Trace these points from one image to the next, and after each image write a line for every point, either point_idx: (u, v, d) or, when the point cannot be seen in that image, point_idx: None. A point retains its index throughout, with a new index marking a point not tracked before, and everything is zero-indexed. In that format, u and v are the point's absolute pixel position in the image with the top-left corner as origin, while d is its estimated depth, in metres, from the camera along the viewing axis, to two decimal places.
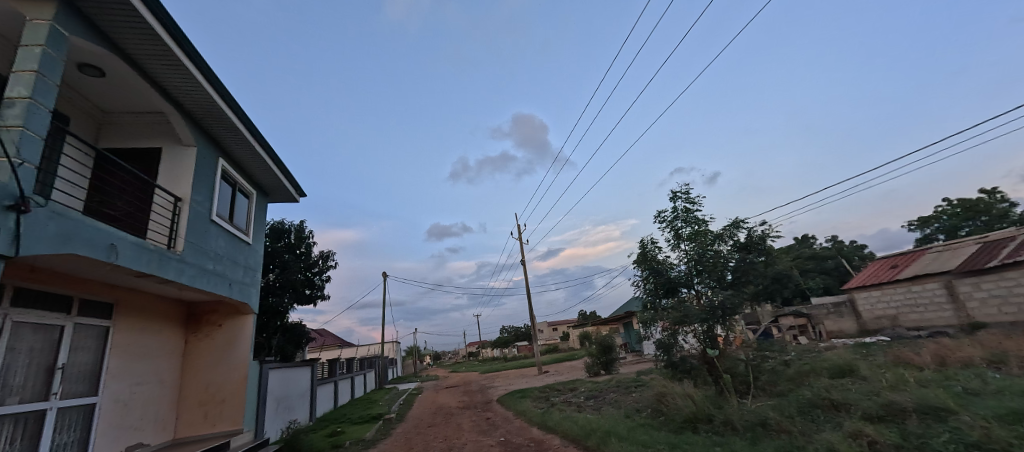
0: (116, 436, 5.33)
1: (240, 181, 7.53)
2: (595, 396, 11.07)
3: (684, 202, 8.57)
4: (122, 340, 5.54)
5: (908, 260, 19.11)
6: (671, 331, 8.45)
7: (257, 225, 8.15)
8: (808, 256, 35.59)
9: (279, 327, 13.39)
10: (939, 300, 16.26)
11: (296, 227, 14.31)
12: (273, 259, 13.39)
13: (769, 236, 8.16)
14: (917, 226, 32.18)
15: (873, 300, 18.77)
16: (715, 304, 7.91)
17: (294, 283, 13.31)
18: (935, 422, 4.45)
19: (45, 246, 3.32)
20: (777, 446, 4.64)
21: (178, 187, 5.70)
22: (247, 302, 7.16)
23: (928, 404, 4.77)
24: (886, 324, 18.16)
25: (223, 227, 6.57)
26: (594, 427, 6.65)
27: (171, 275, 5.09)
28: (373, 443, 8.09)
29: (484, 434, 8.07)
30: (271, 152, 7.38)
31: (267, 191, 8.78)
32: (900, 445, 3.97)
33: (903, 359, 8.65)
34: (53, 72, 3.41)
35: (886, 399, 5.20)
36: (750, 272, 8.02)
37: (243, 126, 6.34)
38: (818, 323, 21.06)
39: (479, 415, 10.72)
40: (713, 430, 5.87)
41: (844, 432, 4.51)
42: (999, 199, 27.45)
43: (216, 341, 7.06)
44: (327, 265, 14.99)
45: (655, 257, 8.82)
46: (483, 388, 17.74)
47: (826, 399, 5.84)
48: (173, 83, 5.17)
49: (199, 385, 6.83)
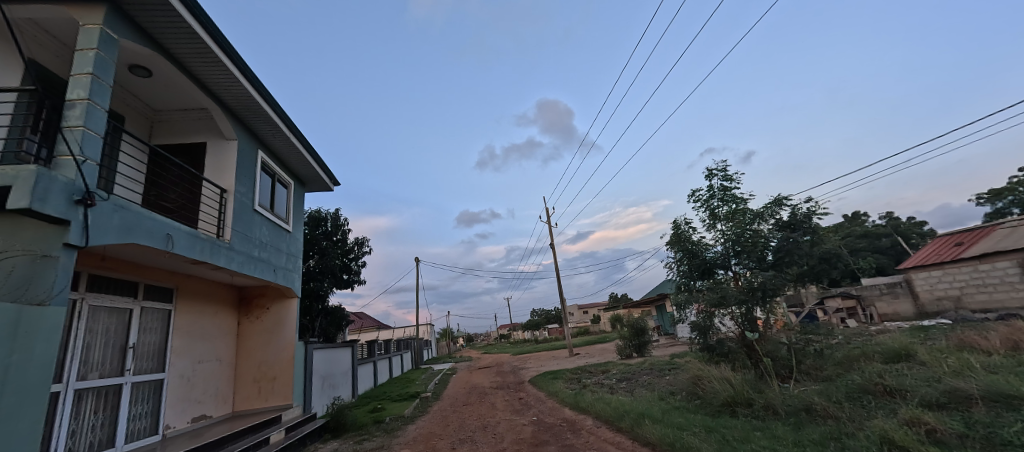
0: (183, 408, 5.85)
1: (279, 172, 7.85)
2: (628, 378, 11.05)
3: (720, 180, 8.20)
4: (183, 322, 6.02)
5: (976, 238, 17.42)
6: (706, 314, 8.15)
7: (296, 213, 8.52)
8: (858, 235, 33.37)
9: (321, 311, 14.18)
10: (1011, 281, 14.81)
11: (332, 215, 14.82)
12: (312, 245, 14.01)
13: (816, 213, 7.67)
14: (988, 199, 29.02)
15: (934, 280, 17.28)
16: (755, 285, 7.59)
17: (332, 269, 13.97)
18: (1006, 411, 4.08)
19: (110, 236, 3.60)
20: (824, 433, 4.43)
21: (223, 178, 6.00)
22: (291, 287, 7.56)
23: (999, 391, 4.39)
24: (949, 306, 16.77)
25: (265, 217, 6.91)
26: (627, 409, 6.63)
27: (222, 262, 5.43)
28: (411, 419, 8.47)
29: (517, 413, 8.29)
30: (305, 142, 7.62)
31: (304, 181, 9.14)
32: (964, 435, 3.69)
33: (967, 344, 7.96)
34: (106, 73, 3.64)
35: (948, 385, 4.83)
36: (794, 252, 7.59)
37: (278, 118, 6.56)
38: (869, 305, 19.57)
39: (512, 395, 10.97)
40: (752, 414, 5.68)
41: (899, 419, 4.23)
42: None
43: (266, 324, 7.53)
44: (362, 251, 15.56)
45: (689, 237, 8.50)
46: (515, 369, 18.13)
47: (879, 384, 5.50)
48: (214, 79, 5.39)
49: (254, 363, 7.36)
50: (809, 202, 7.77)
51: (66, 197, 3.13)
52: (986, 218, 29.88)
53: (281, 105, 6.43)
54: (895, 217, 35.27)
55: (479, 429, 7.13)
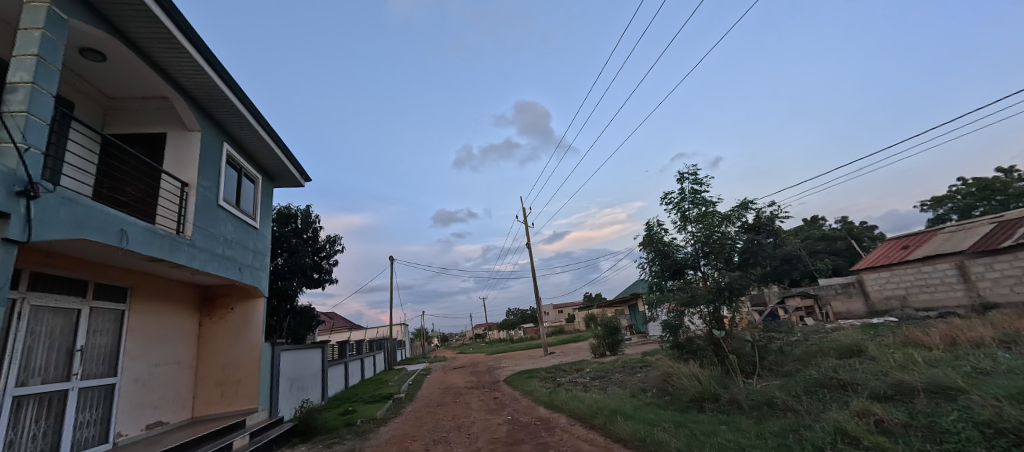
0: (137, 415, 5.50)
1: (246, 166, 7.51)
2: (601, 376, 11.25)
3: (691, 184, 8.48)
4: (138, 323, 5.66)
5: (919, 241, 18.80)
6: (677, 313, 8.38)
7: (264, 209, 8.19)
8: (817, 238, 35.41)
9: (290, 311, 13.72)
10: (950, 281, 16.06)
11: (302, 212, 14.30)
12: (281, 243, 13.53)
13: (779, 217, 8.06)
14: (931, 205, 31.40)
15: (883, 281, 18.53)
16: (723, 285, 7.88)
17: (302, 267, 13.49)
18: (945, 401, 4.43)
19: (58, 231, 3.36)
20: (784, 425, 4.66)
21: (184, 171, 5.69)
22: (257, 286, 7.26)
23: (939, 383, 4.73)
24: (896, 304, 18.01)
25: (231, 212, 6.61)
26: (601, 406, 6.75)
27: (183, 259, 5.16)
28: (384, 421, 8.31)
29: (492, 413, 8.28)
30: (275, 135, 7.33)
31: (273, 176, 8.79)
32: (908, 424, 3.98)
33: (912, 340, 8.57)
34: (54, 56, 3.37)
35: (895, 378, 5.19)
36: (758, 254, 7.94)
37: (246, 110, 6.28)
38: (825, 304, 20.78)
39: (487, 395, 10.93)
40: (718, 409, 5.92)
41: (851, 411, 4.52)
42: (1016, 178, 27.02)
43: (230, 325, 7.20)
44: (334, 250, 15.12)
45: (661, 239, 8.75)
46: (490, 369, 18.09)
47: (834, 379, 5.85)
48: (177, 67, 5.10)
49: (217, 366, 7.01)
50: (772, 206, 8.16)
51: (7, 187, 2.89)
52: (929, 223, 32.32)
53: (249, 96, 6.15)
54: (849, 221, 37.61)
55: (453, 430, 7.08)
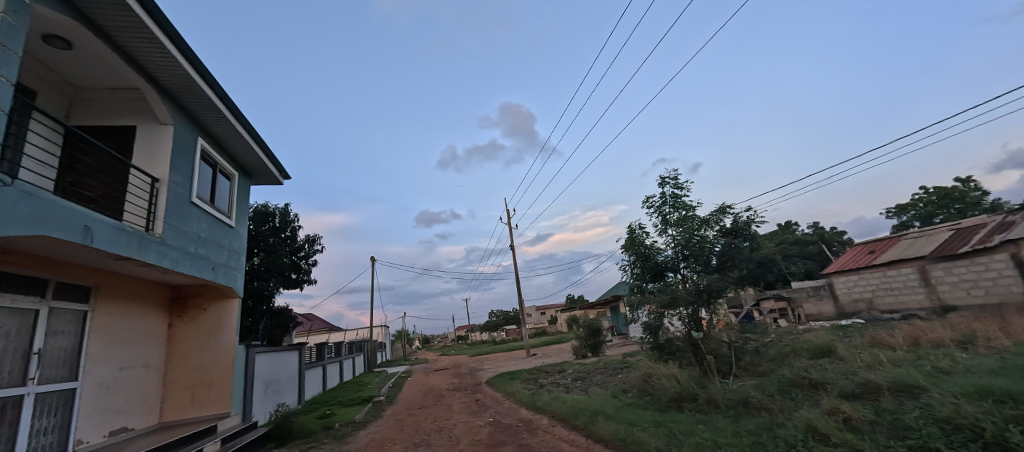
0: (100, 420, 5.23)
1: (221, 161, 7.25)
2: (583, 377, 11.35)
3: (672, 188, 8.66)
4: (103, 324, 5.39)
5: (885, 246, 19.72)
6: (657, 314, 8.51)
7: (240, 207, 7.93)
8: (790, 242, 36.71)
9: (266, 312, 13.32)
10: (913, 285, 16.89)
11: (281, 210, 13.93)
12: (258, 242, 13.21)
13: (755, 222, 8.31)
14: (895, 213, 33.00)
15: (851, 284, 19.34)
16: (702, 287, 8.04)
17: (280, 267, 13.14)
18: (908, 399, 4.65)
19: (17, 226, 3.17)
20: (759, 424, 4.79)
21: (155, 166, 5.47)
22: (232, 286, 7.03)
23: (903, 382, 4.96)
24: (863, 307, 18.82)
25: (205, 210, 6.38)
26: (583, 407, 6.81)
27: (152, 258, 4.94)
28: (363, 425, 8.15)
29: (474, 415, 8.22)
30: (253, 131, 7.12)
31: (250, 172, 8.53)
32: (874, 421, 4.16)
33: (878, 341, 8.96)
34: (15, 42, 3.19)
35: (863, 378, 5.41)
36: (735, 257, 8.19)
37: (223, 104, 6.08)
38: (798, 306, 21.56)
39: (469, 397, 10.86)
40: (697, 408, 6.05)
41: (822, 409, 4.68)
42: (973, 188, 28.84)
43: (202, 326, 6.94)
44: (313, 249, 14.78)
45: (643, 241, 8.90)
46: (472, 371, 17.99)
47: (806, 378, 6.06)
48: (150, 58, 4.90)
49: (187, 369, 6.75)
50: (749, 210, 8.40)
51: None
52: (894, 229, 33.96)
53: (226, 90, 5.96)
54: (820, 226, 39.15)
55: (434, 432, 7.01)
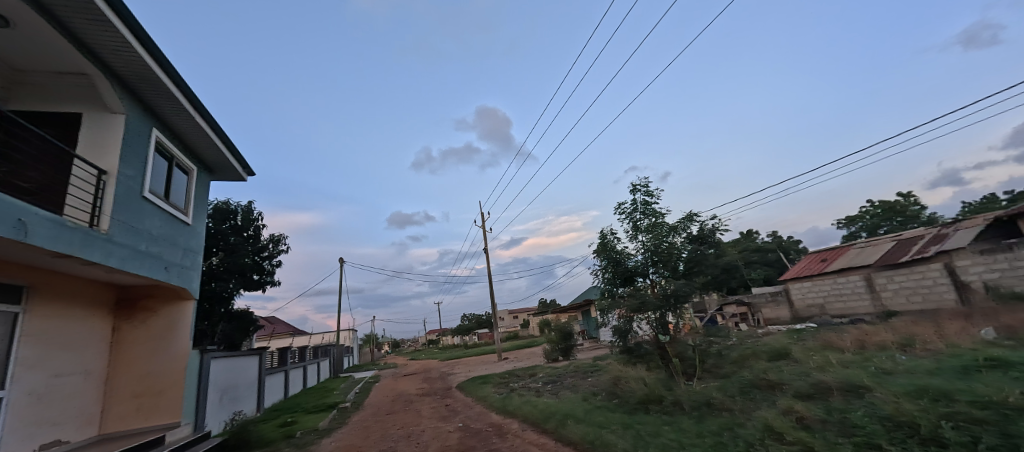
0: (30, 433, 4.76)
1: (179, 155, 6.84)
2: (554, 381, 11.43)
3: (643, 195, 8.89)
4: (38, 327, 4.94)
5: (836, 255, 21.08)
6: (626, 318, 8.76)
7: (198, 204, 7.50)
8: (752, 250, 38.60)
9: (224, 315, 12.61)
10: (859, 291, 18.12)
11: (243, 208, 13.25)
12: (217, 241, 12.49)
13: (719, 229, 8.68)
14: (845, 224, 35.40)
15: (805, 290, 20.53)
16: (669, 292, 8.29)
17: (241, 267, 12.52)
18: (854, 398, 4.96)
19: None
20: (721, 424, 4.98)
21: (102, 158, 5.08)
22: (187, 287, 6.63)
23: (851, 383, 5.29)
24: (816, 312, 20.00)
25: (158, 205, 5.99)
26: (553, 411, 6.85)
27: (97, 256, 4.58)
28: (327, 432, 7.85)
29: (444, 420, 8.10)
30: (215, 124, 6.78)
31: (210, 168, 8.09)
32: (825, 420, 4.41)
33: (829, 344, 9.54)
34: None
35: (816, 379, 5.73)
36: (701, 263, 8.50)
37: (182, 94, 5.76)
38: (757, 311, 22.64)
39: (439, 402, 10.68)
40: (663, 410, 6.21)
41: (778, 409, 4.93)
42: (912, 202, 31.58)
43: (153, 330, 6.50)
44: (278, 250, 14.16)
45: (614, 247, 9.08)
46: (443, 375, 17.72)
47: (764, 380, 6.35)
48: (101, 43, 4.57)
49: (132, 376, 6.27)
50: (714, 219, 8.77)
51: None
52: (844, 240, 36.40)
53: (186, 80, 5.65)
54: (779, 235, 41.40)
55: (402, 439, 6.84)
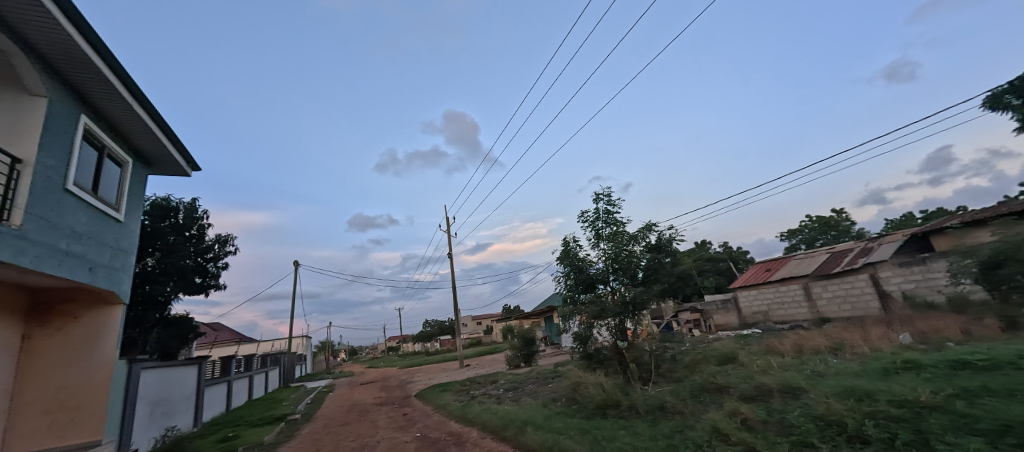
0: None
1: (111, 144, 6.22)
2: (515, 387, 11.41)
3: (605, 205, 9.13)
4: None
5: (778, 265, 22.71)
6: (587, 325, 8.94)
7: (132, 199, 6.85)
8: (705, 259, 40.75)
9: (158, 321, 11.58)
10: (799, 299, 19.57)
11: (186, 206, 12.40)
12: (154, 240, 11.20)
13: (675, 239, 9.07)
14: (787, 236, 38.27)
15: (752, 298, 21.90)
16: (628, 299, 8.54)
17: (181, 270, 11.56)
18: (791, 399, 5.33)
19: None
20: (672, 427, 5.17)
21: (17, 145, 4.52)
22: (116, 290, 6.03)
23: (789, 385, 5.67)
24: (761, 318, 21.38)
25: (84, 199, 5.41)
26: (512, 418, 6.82)
27: (6, 255, 4.06)
28: (272, 447, 7.36)
29: (401, 430, 7.84)
30: (155, 113, 6.25)
31: (148, 160, 7.43)
32: (766, 420, 4.69)
33: (771, 348, 10.20)
34: None
35: (758, 382, 6.10)
36: (658, 271, 8.82)
37: (117, 78, 5.25)
38: (709, 318, 23.85)
39: (396, 411, 10.34)
40: (619, 414, 6.36)
41: (725, 411, 5.18)
42: (844, 218, 34.68)
43: (71, 338, 5.82)
44: (224, 251, 13.28)
45: (576, 254, 9.26)
46: (402, 383, 17.20)
47: (713, 384, 6.67)
48: (21, 19, 4.08)
49: (44, 390, 5.52)
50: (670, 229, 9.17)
51: None
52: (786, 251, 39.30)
53: (122, 63, 5.16)
54: (730, 246, 44.02)
55: None
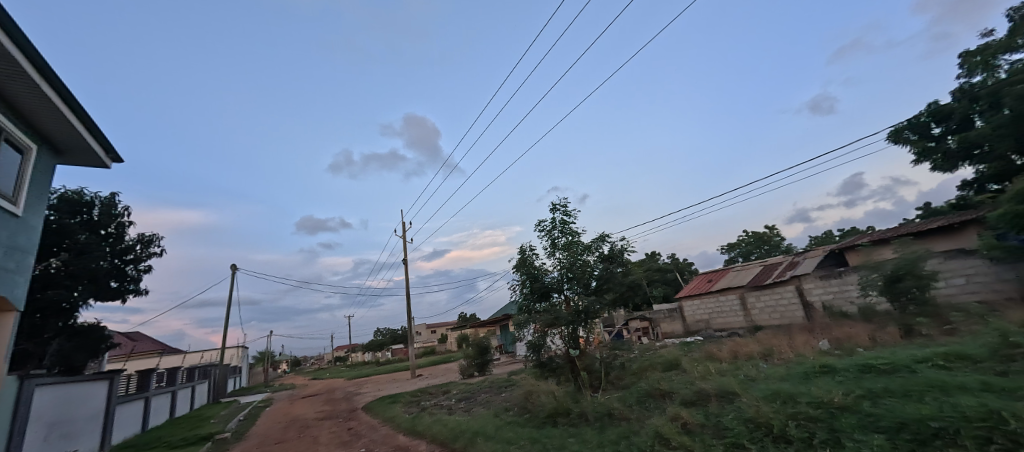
0: None
1: (10, 127, 5.40)
2: (467, 397, 11.23)
3: (561, 215, 9.34)
4: None
5: (718, 276, 24.37)
6: (541, 333, 9.04)
7: (32, 190, 5.98)
8: (654, 269, 42.82)
9: (61, 329, 10.20)
10: (736, 308, 21.08)
11: (103, 201, 11.11)
12: (62, 238, 9.92)
13: (626, 250, 9.45)
14: (727, 250, 41.24)
15: (695, 307, 23.29)
16: (581, 308, 8.75)
17: (93, 272, 10.18)
18: (726, 403, 5.69)
19: None
20: (619, 433, 5.31)
21: None
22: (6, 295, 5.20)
23: (725, 389, 6.06)
24: (703, 326, 22.74)
25: None
26: (463, 429, 6.69)
27: None
28: None
29: (344, 446, 7.42)
30: (70, 95, 5.51)
31: (57, 147, 6.55)
32: (703, 424, 4.95)
33: (711, 355, 10.85)
34: None
35: (698, 387, 6.45)
36: (610, 280, 9.12)
37: (22, 55, 4.56)
38: (657, 326, 25.00)
39: (340, 426, 9.77)
40: (569, 422, 6.44)
41: (667, 416, 5.42)
42: (775, 234, 38.00)
43: None
44: (146, 252, 12.00)
45: (532, 262, 9.37)
46: (348, 395, 16.34)
47: (658, 389, 6.97)
48: None
49: None
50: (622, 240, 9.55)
51: None
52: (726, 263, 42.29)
53: (30, 38, 4.49)
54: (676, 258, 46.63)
55: None
